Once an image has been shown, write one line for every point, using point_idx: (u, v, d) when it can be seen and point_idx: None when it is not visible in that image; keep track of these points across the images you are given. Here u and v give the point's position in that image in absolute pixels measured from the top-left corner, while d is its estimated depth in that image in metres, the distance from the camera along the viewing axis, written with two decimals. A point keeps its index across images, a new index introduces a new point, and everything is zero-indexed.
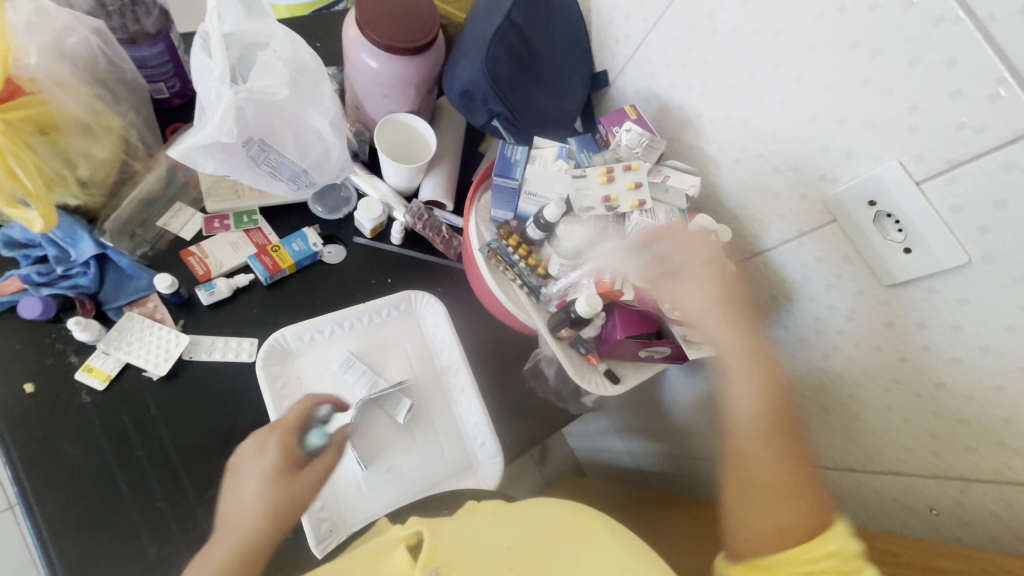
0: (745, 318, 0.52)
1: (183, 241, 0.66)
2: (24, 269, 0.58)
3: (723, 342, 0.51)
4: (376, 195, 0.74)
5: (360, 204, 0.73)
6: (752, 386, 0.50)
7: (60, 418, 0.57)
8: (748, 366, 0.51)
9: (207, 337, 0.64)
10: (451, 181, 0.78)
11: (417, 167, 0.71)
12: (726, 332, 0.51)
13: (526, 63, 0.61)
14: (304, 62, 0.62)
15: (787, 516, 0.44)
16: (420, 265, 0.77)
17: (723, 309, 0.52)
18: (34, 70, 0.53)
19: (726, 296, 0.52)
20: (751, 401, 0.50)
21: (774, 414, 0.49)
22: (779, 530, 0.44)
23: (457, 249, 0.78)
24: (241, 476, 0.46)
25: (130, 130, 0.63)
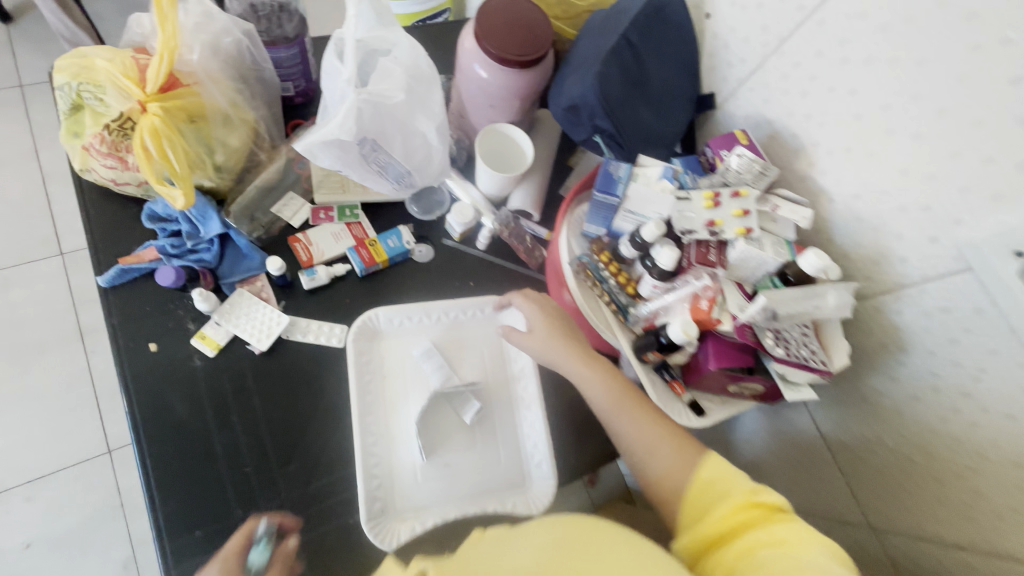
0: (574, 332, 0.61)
1: (291, 227, 0.71)
2: (160, 240, 0.64)
3: (560, 349, 0.59)
4: (470, 199, 0.77)
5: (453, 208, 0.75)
6: (593, 369, 0.57)
7: (175, 377, 0.62)
8: (581, 364, 0.58)
9: (305, 319, 0.68)
10: (541, 193, 0.78)
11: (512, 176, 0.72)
12: (559, 346, 0.60)
13: (637, 82, 0.60)
14: (421, 69, 0.65)
15: (668, 469, 0.51)
16: (502, 272, 0.78)
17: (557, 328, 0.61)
18: (194, 65, 0.60)
19: (555, 323, 0.61)
20: (598, 394, 0.56)
21: (620, 393, 0.55)
22: (668, 482, 0.51)
23: (538, 260, 0.78)
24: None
25: (261, 123, 0.68)
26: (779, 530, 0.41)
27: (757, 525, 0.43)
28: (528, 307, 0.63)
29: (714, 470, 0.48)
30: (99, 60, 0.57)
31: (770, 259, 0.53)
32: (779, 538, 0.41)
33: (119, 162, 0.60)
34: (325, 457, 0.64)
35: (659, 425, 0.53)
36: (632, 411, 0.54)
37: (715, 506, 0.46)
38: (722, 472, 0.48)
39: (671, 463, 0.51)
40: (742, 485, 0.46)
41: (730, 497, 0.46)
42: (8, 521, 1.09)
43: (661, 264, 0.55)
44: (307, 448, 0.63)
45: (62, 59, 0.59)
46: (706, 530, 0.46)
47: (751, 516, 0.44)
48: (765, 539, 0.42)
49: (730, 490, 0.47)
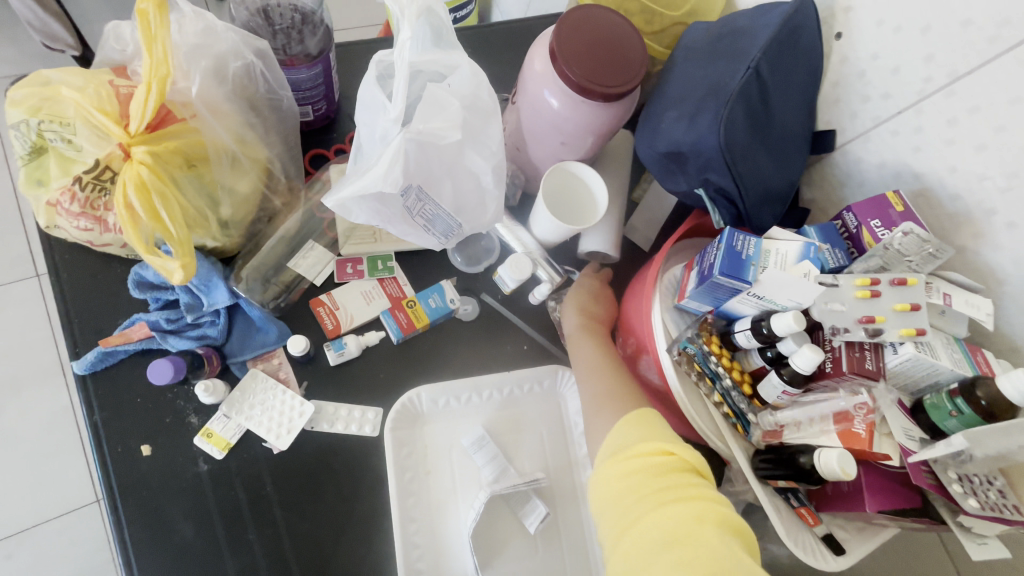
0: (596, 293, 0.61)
1: (315, 288, 0.59)
2: (153, 314, 0.52)
3: (584, 343, 0.57)
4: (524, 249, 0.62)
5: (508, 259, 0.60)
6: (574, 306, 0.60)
7: (176, 487, 0.51)
8: (589, 347, 0.56)
9: (331, 404, 0.56)
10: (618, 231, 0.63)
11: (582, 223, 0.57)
12: (585, 342, 0.57)
13: (759, 125, 0.48)
14: (480, 100, 0.51)
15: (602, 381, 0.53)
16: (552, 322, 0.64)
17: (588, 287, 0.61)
18: (192, 97, 0.47)
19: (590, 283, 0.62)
20: (590, 364, 0.55)
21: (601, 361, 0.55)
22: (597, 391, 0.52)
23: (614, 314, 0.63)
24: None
25: (275, 163, 0.55)
26: (684, 490, 0.39)
27: (669, 483, 0.40)
28: (567, 301, 0.60)
29: (639, 422, 0.46)
30: (66, 88, 0.44)
31: (947, 371, 0.41)
32: (682, 499, 0.39)
33: (97, 223, 0.47)
34: None
35: (618, 384, 0.52)
36: (585, 334, 0.57)
37: (629, 451, 0.44)
38: (652, 425, 0.45)
39: (606, 410, 0.50)
40: (659, 439, 0.43)
41: (644, 443, 0.43)
42: None
43: (799, 367, 0.43)
44: (337, 570, 0.52)
45: (19, 87, 0.45)
46: (615, 473, 0.43)
47: (664, 474, 0.40)
48: (663, 495, 0.39)
49: (645, 439, 0.44)
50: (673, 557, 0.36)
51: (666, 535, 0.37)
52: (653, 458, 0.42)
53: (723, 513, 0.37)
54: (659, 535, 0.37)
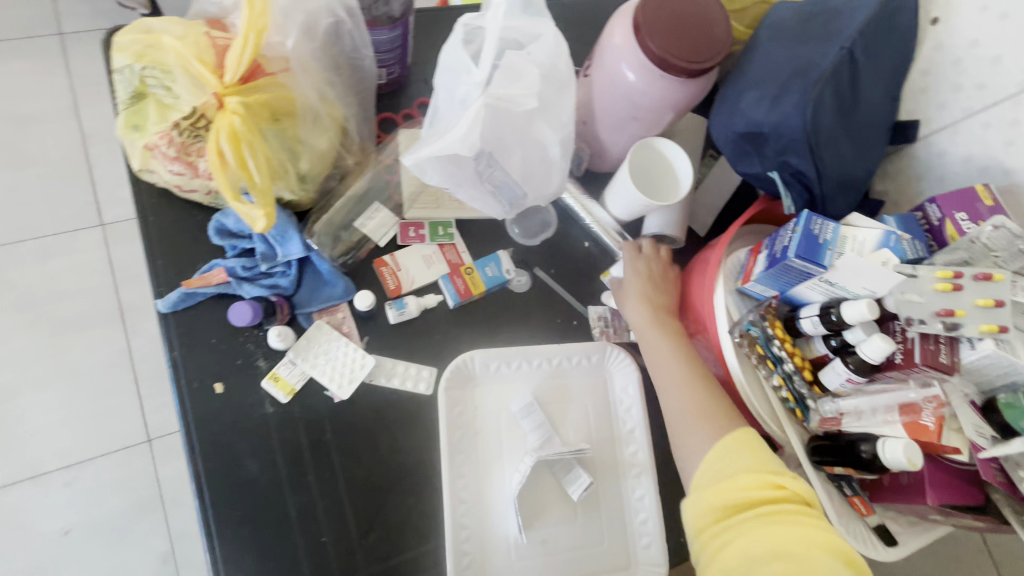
0: (656, 282, 0.58)
1: (379, 249, 0.60)
2: (231, 261, 0.55)
3: (670, 358, 0.53)
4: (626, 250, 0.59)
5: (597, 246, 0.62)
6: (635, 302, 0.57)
7: (243, 426, 0.54)
8: (671, 364, 0.53)
9: (389, 359, 0.58)
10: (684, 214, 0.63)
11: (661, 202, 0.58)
12: (668, 354, 0.54)
13: (844, 109, 0.47)
14: (558, 70, 0.52)
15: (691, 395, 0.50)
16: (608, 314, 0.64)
17: (649, 279, 0.57)
18: (286, 53, 0.49)
19: (650, 273, 0.58)
20: (675, 381, 0.52)
21: (684, 370, 0.52)
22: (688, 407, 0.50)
23: None
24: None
25: (351, 122, 0.57)
26: (791, 516, 0.40)
27: (778, 507, 0.41)
28: (633, 307, 0.57)
29: (742, 446, 0.45)
30: (168, 36, 0.46)
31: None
32: (791, 524, 0.40)
33: (187, 168, 0.50)
34: (410, 528, 0.55)
35: (712, 398, 0.50)
36: (657, 331, 0.55)
37: (733, 474, 0.44)
38: (754, 450, 0.45)
39: (700, 430, 0.48)
40: (766, 464, 0.43)
41: (751, 470, 0.43)
42: (45, 505, 1.04)
43: (867, 357, 0.43)
44: (389, 516, 0.55)
45: (125, 33, 0.48)
46: (717, 494, 0.43)
47: (772, 499, 0.41)
48: (772, 517, 0.40)
49: (751, 464, 0.44)
50: (779, 572, 0.38)
51: (771, 551, 0.39)
52: (761, 483, 0.42)
53: (834, 542, 0.38)
54: (764, 551, 0.39)
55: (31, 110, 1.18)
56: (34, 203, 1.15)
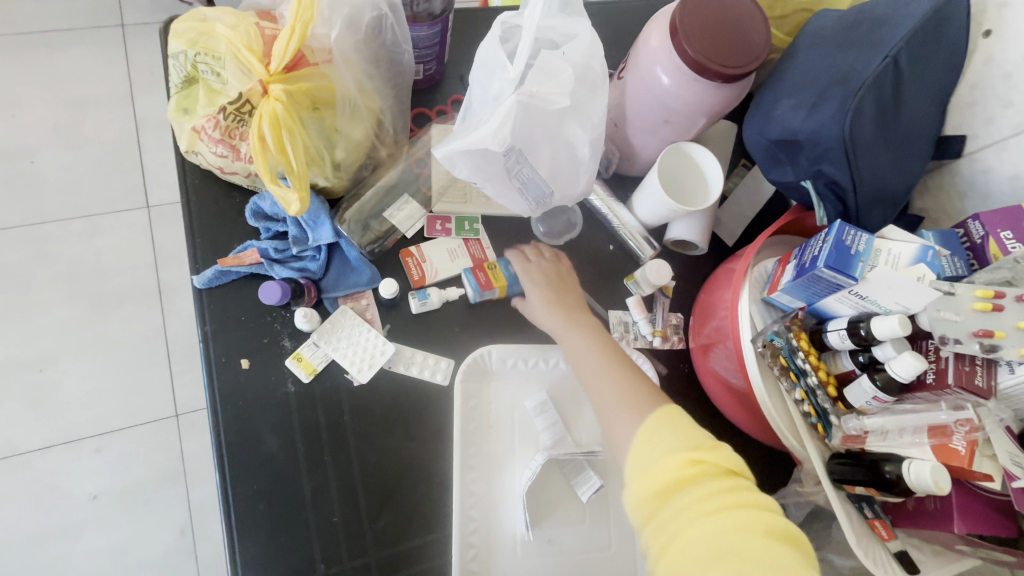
0: (559, 274, 0.62)
1: (405, 239, 0.61)
2: (264, 243, 0.57)
3: (599, 375, 0.53)
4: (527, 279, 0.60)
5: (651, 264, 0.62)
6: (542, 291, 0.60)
7: (265, 402, 0.55)
8: (603, 380, 0.53)
9: (408, 348, 0.59)
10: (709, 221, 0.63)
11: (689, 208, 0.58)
12: (600, 370, 0.53)
13: (884, 119, 0.45)
14: (592, 71, 0.52)
15: (613, 386, 0.51)
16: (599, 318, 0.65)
17: (549, 273, 0.61)
18: (330, 46, 0.51)
19: (551, 266, 0.62)
20: (609, 395, 0.51)
21: (598, 359, 0.54)
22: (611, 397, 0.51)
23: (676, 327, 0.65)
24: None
25: (385, 115, 0.58)
26: (724, 496, 0.40)
27: (707, 490, 0.40)
28: (563, 330, 0.57)
29: (664, 426, 0.45)
30: (221, 25, 0.48)
31: None
32: (726, 506, 0.39)
33: (231, 151, 0.52)
34: (419, 516, 0.55)
35: (630, 386, 0.51)
36: (564, 322, 0.57)
37: (659, 459, 0.43)
38: (675, 428, 0.45)
39: (625, 416, 0.49)
40: (690, 443, 0.43)
41: (675, 452, 0.43)
42: (76, 470, 1.09)
43: (897, 375, 0.42)
44: (400, 501, 0.55)
45: (181, 21, 0.51)
46: (646, 483, 0.42)
47: (696, 479, 0.41)
48: (706, 503, 0.40)
49: (675, 446, 0.43)
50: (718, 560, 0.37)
51: (709, 542, 0.38)
52: (685, 466, 0.41)
53: (769, 519, 0.38)
54: (702, 541, 0.38)
55: (89, 95, 1.25)
56: (86, 183, 1.21)
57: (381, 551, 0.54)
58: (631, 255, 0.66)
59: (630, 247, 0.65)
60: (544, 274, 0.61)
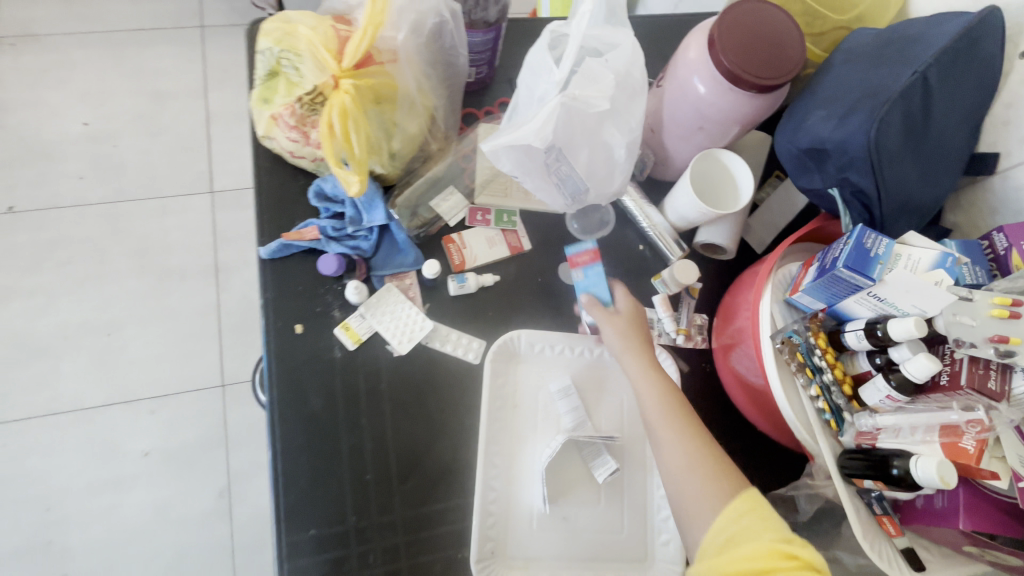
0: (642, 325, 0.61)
1: (448, 227, 0.67)
2: (323, 221, 0.63)
3: (666, 429, 0.53)
4: (604, 322, 0.61)
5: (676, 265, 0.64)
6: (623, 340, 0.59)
7: (313, 365, 0.61)
8: (669, 435, 0.53)
9: (444, 326, 0.64)
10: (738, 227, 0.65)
11: (718, 212, 0.61)
12: (669, 427, 0.53)
13: (912, 133, 0.47)
14: (632, 78, 0.56)
15: (692, 452, 0.51)
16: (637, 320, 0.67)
17: (633, 323, 0.60)
18: (395, 48, 0.57)
19: (635, 316, 0.61)
20: (677, 455, 0.52)
21: (680, 420, 0.53)
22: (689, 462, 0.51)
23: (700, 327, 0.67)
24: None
25: (438, 111, 0.64)
26: None
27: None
28: (643, 380, 0.57)
29: (748, 513, 0.46)
30: (303, 26, 0.55)
31: None
32: None
33: (302, 137, 0.59)
34: (447, 481, 0.60)
35: (710, 456, 0.51)
36: (648, 375, 0.57)
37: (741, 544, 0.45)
38: (760, 518, 0.46)
39: (705, 493, 0.49)
40: (776, 533, 0.44)
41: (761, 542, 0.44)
42: (132, 429, 1.18)
43: (911, 375, 0.44)
44: (428, 466, 0.60)
45: (270, 21, 0.58)
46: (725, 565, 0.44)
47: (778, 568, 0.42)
48: None
49: (762, 533, 0.45)
50: None
51: None
52: (775, 555, 0.43)
53: None
54: None
55: (169, 88, 1.38)
56: (161, 166, 1.33)
57: (407, 511, 0.58)
58: (660, 256, 0.69)
59: (659, 248, 0.68)
60: (626, 323, 0.60)
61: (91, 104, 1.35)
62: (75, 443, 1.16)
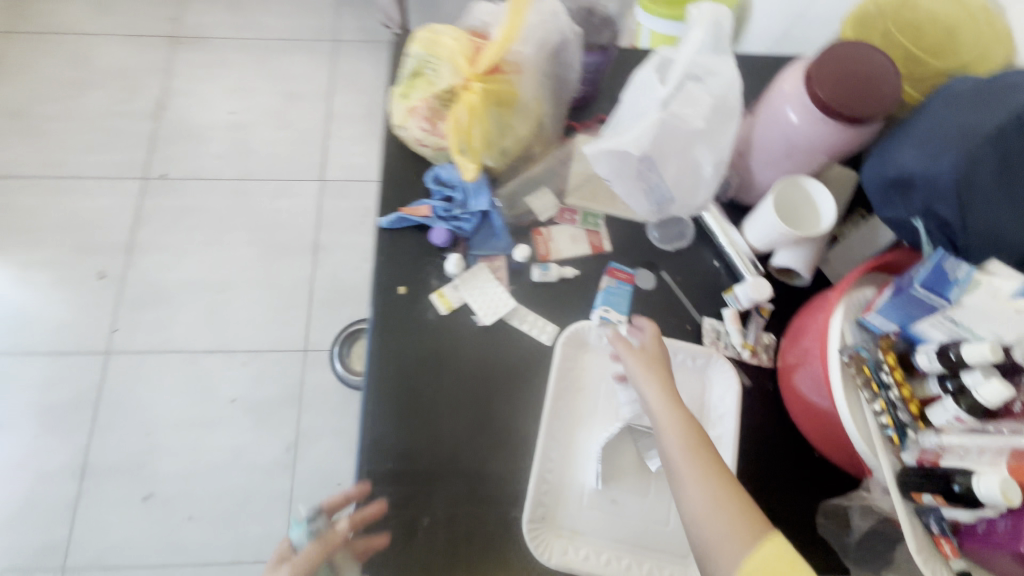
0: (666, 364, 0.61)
1: (539, 222, 0.74)
2: (435, 202, 0.73)
3: (690, 472, 0.51)
4: (627, 356, 0.62)
5: (750, 281, 0.68)
6: (649, 378, 0.59)
7: (409, 322, 0.69)
8: (695, 479, 0.51)
9: (524, 308, 0.71)
10: (817, 256, 0.67)
11: (797, 234, 0.64)
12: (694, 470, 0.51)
13: (1004, 173, 0.50)
14: (728, 101, 0.62)
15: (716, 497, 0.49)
16: (701, 328, 0.71)
17: (655, 363, 0.61)
18: (520, 61, 0.66)
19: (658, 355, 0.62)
20: (700, 499, 0.50)
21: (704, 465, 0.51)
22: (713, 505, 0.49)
23: (767, 348, 0.69)
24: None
25: (546, 118, 0.73)
26: None
27: None
28: (664, 418, 0.56)
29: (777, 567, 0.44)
30: (448, 36, 0.65)
31: None
32: None
33: (431, 127, 0.69)
34: (507, 445, 0.65)
35: (736, 501, 0.49)
36: (675, 415, 0.56)
37: None
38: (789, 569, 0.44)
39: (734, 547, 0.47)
40: None
41: None
42: (225, 376, 1.33)
43: (982, 399, 0.44)
44: (495, 429, 0.66)
45: (420, 32, 0.69)
46: None
47: None
48: None
49: None
50: None
51: None
52: None
53: None
54: None
55: (302, 89, 1.60)
56: (285, 154, 1.53)
57: (472, 466, 0.64)
58: (735, 275, 0.73)
59: (735, 267, 0.72)
60: (653, 363, 0.61)
61: (239, 97, 1.58)
62: (177, 381, 1.32)
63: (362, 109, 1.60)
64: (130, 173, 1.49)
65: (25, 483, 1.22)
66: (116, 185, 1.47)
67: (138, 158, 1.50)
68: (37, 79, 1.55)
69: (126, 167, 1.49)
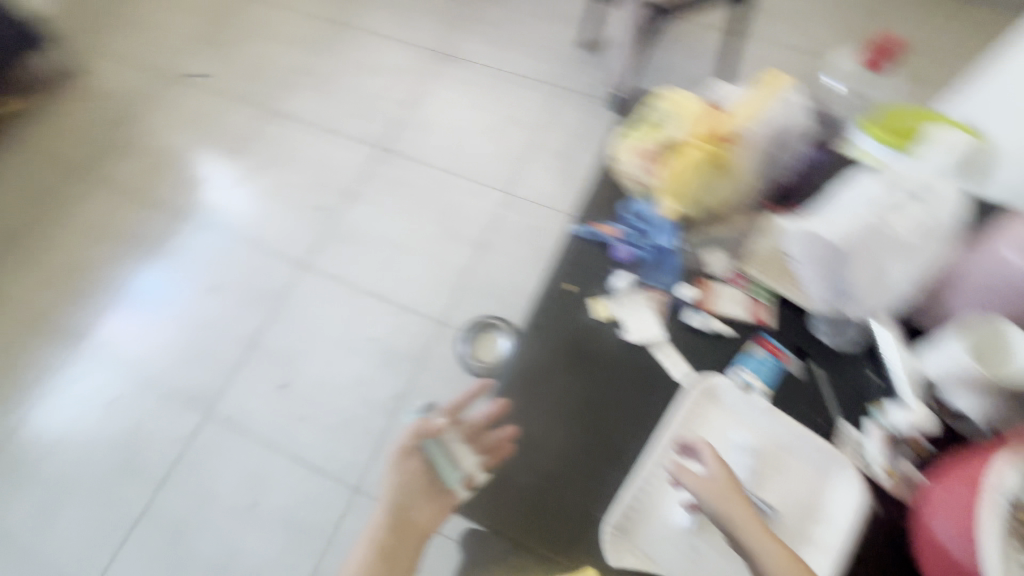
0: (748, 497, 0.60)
1: (707, 275, 0.81)
2: (626, 228, 0.84)
3: None
4: (696, 486, 0.61)
5: (909, 402, 0.68)
6: (733, 504, 0.60)
7: (567, 317, 0.79)
8: None
9: (670, 345, 0.77)
10: (997, 408, 0.64)
11: (983, 375, 0.62)
12: None
13: None
14: (939, 228, 0.67)
15: None
16: (837, 432, 0.70)
17: (735, 490, 0.60)
18: (746, 136, 0.76)
19: (734, 484, 0.61)
20: None
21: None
22: None
23: (905, 476, 0.67)
24: (413, 505, 0.73)
25: (747, 190, 0.81)
26: None
27: None
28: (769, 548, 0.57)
29: None
30: (696, 105, 0.81)
31: None
32: None
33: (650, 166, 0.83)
34: (615, 456, 0.71)
35: None
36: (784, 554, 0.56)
37: None
38: None
39: None
40: None
41: None
42: (373, 320, 1.56)
43: None
44: (610, 437, 0.72)
45: (671, 95, 0.86)
46: None
47: None
48: None
49: None
50: None
51: None
52: None
53: None
54: None
55: (519, 117, 1.86)
56: (485, 164, 1.78)
57: (579, 458, 0.71)
58: (887, 394, 0.72)
59: (892, 387, 0.71)
60: (735, 494, 0.60)
61: (468, 109, 1.88)
62: (339, 309, 1.58)
63: (560, 147, 1.81)
64: (369, 142, 1.84)
65: (212, 341, 1.55)
66: (356, 148, 1.83)
67: (379, 132, 1.85)
68: (335, 57, 2.01)
69: (368, 136, 1.85)
